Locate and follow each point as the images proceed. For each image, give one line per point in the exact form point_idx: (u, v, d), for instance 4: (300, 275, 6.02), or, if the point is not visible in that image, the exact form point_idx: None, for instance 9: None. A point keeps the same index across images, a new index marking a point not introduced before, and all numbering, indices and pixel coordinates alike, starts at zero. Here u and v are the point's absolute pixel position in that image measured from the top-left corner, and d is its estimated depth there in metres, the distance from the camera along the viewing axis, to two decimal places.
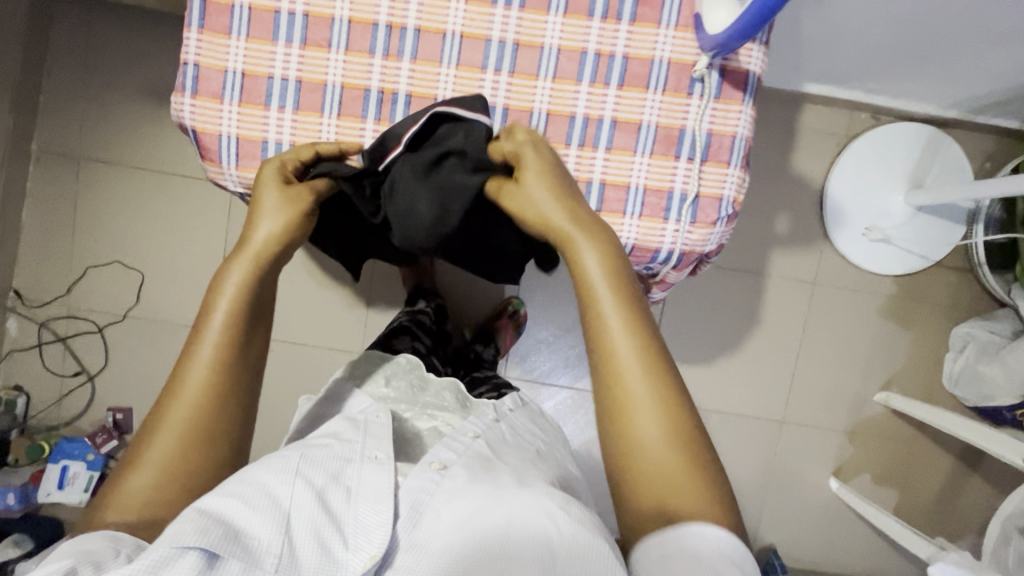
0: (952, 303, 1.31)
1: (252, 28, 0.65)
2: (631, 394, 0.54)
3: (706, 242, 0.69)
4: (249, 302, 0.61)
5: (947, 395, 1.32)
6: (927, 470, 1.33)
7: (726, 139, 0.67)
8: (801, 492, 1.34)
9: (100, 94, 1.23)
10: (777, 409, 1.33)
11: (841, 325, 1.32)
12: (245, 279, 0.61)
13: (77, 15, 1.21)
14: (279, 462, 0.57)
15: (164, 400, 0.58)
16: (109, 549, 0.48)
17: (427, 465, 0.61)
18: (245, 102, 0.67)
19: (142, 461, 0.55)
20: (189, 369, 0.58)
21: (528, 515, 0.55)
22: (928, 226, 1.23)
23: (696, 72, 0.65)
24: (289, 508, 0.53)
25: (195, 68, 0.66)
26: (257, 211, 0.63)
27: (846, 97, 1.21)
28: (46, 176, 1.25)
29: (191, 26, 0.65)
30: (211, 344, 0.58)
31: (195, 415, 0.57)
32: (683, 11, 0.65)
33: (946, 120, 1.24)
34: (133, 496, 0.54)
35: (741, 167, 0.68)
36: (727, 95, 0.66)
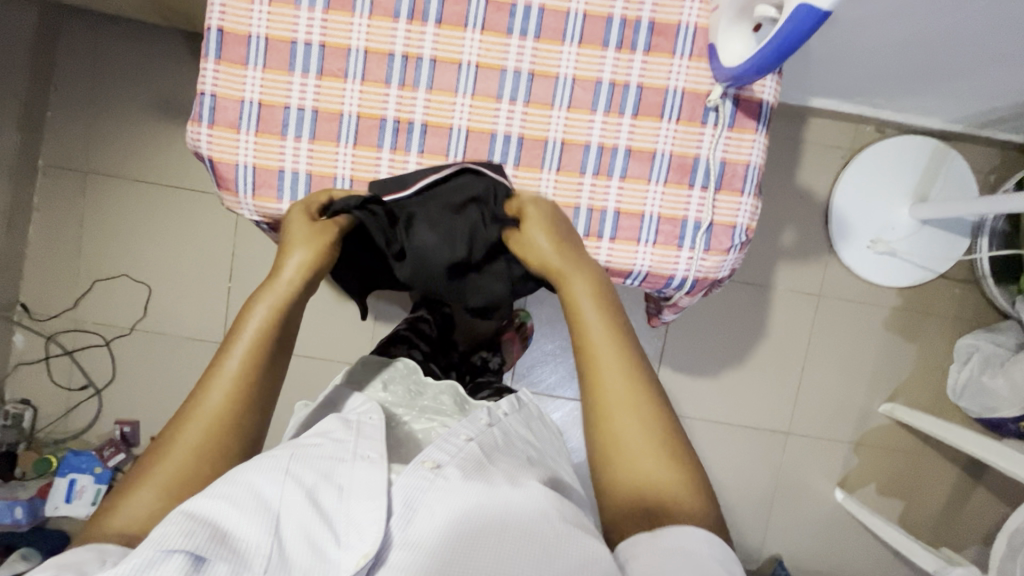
0: (957, 315, 1.32)
1: (269, 58, 0.66)
2: (619, 429, 0.57)
3: (719, 268, 0.69)
4: (276, 330, 0.62)
5: (952, 406, 1.32)
6: (931, 481, 1.34)
7: (740, 167, 0.68)
8: (807, 503, 1.35)
9: (108, 109, 1.23)
10: (783, 421, 1.34)
11: (846, 337, 1.33)
12: (270, 309, 0.62)
13: (86, 31, 1.21)
14: (269, 461, 0.58)
15: (181, 421, 0.58)
16: (95, 558, 0.48)
17: (421, 464, 0.60)
18: (262, 132, 0.67)
19: (149, 481, 0.55)
20: (209, 392, 0.59)
21: (526, 519, 0.55)
22: (932, 239, 1.24)
23: (711, 102, 0.65)
24: (278, 509, 0.54)
25: (213, 98, 0.66)
26: (287, 241, 0.64)
27: (852, 111, 1.22)
28: (53, 191, 1.25)
29: (208, 56, 0.66)
30: (234, 367, 0.60)
31: (210, 439, 0.57)
32: (697, 41, 0.66)
33: (951, 134, 1.24)
34: (135, 518, 0.53)
35: (754, 194, 0.69)
36: (740, 124, 0.67)
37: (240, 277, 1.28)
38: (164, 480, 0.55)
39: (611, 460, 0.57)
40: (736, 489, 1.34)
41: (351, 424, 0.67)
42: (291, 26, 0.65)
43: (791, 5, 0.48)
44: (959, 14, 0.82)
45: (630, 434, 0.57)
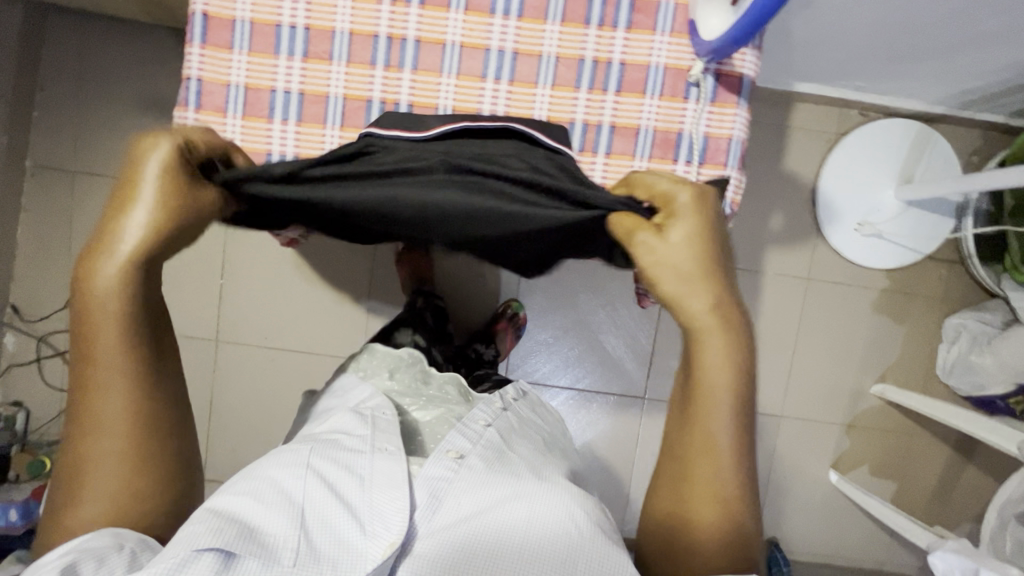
0: (944, 295, 1.33)
1: (254, 42, 0.66)
2: (701, 512, 0.55)
3: None
4: (134, 307, 0.54)
5: (941, 386, 1.34)
6: (922, 460, 1.36)
7: (722, 141, 0.68)
8: (802, 486, 1.36)
9: (95, 108, 1.23)
10: (776, 404, 1.35)
11: (835, 320, 1.34)
12: (121, 281, 0.53)
13: (70, 30, 1.21)
14: (291, 456, 0.61)
15: (85, 430, 0.54)
16: (113, 545, 0.50)
17: (444, 454, 0.63)
18: (248, 116, 0.67)
19: (89, 490, 0.54)
20: (105, 397, 0.54)
21: (548, 514, 0.57)
22: (918, 220, 1.26)
23: (692, 76, 0.66)
24: (301, 502, 0.56)
25: (198, 82, 0.67)
26: (134, 204, 0.53)
27: (836, 95, 1.23)
28: (40, 191, 1.25)
29: (192, 41, 0.66)
30: (107, 349, 0.53)
31: (130, 441, 0.55)
32: (677, 18, 0.66)
33: (933, 116, 1.26)
34: (83, 521, 0.54)
35: (738, 168, 0.70)
36: (722, 99, 0.68)
37: (234, 274, 1.29)
38: (94, 485, 0.54)
39: (673, 540, 0.55)
40: None
41: (366, 417, 0.71)
42: (275, 10, 0.66)
43: None
44: None
45: (699, 544, 0.54)
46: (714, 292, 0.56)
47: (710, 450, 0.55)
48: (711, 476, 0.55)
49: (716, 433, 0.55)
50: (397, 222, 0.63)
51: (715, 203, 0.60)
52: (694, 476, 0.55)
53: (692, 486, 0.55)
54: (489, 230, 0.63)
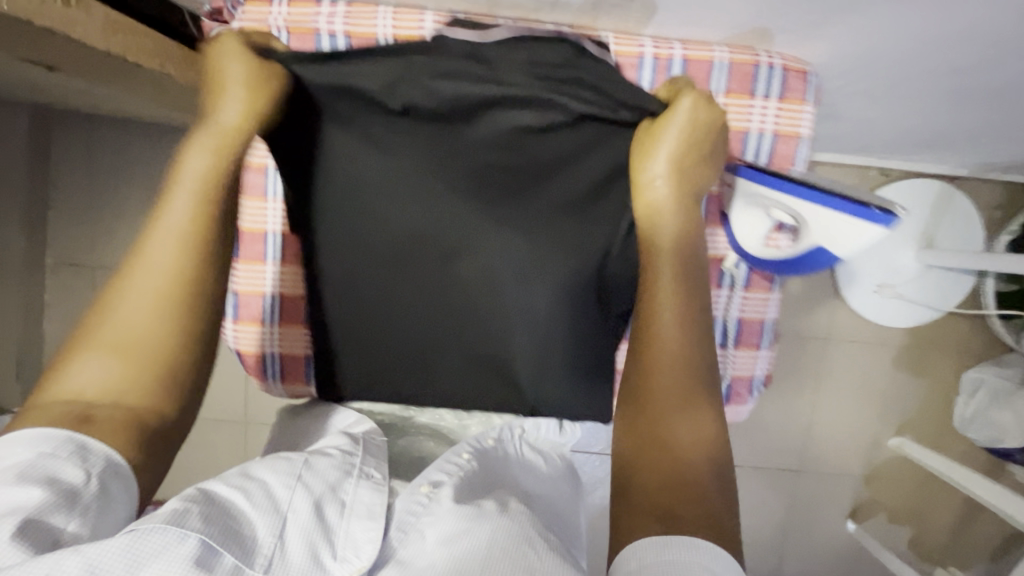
0: (962, 348, 1.34)
1: (284, 253, 0.81)
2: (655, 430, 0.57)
3: (752, 366, 0.84)
4: (214, 179, 0.63)
5: (959, 436, 1.35)
6: (939, 506, 1.38)
7: (755, 324, 0.83)
8: (820, 535, 1.40)
9: (110, 205, 1.23)
10: (794, 459, 1.38)
11: (853, 375, 1.36)
12: (207, 153, 0.63)
13: (78, 127, 1.21)
14: (284, 464, 0.57)
15: (118, 293, 0.59)
16: (79, 471, 0.49)
17: (417, 488, 0.59)
18: (284, 321, 0.83)
19: (98, 347, 0.56)
20: (157, 248, 0.60)
21: (507, 535, 0.51)
22: (938, 280, 1.25)
23: (727, 267, 0.80)
24: (286, 510, 0.52)
25: (237, 296, 0.82)
26: (219, 89, 0.64)
27: (856, 160, 1.21)
28: (64, 288, 1.26)
29: (233, 258, 0.82)
30: (184, 204, 0.62)
31: (158, 319, 0.59)
32: (712, 209, 0.80)
33: (956, 175, 1.24)
34: (84, 391, 0.54)
35: (770, 347, 0.84)
36: (756, 285, 0.81)
37: None
38: (103, 350, 0.56)
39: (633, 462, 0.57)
40: (751, 526, 1.39)
41: (358, 441, 0.67)
42: (312, 17, 0.73)
43: (805, 245, 0.70)
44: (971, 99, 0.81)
45: (648, 465, 0.55)
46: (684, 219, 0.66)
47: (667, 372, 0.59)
48: (666, 389, 0.59)
49: (674, 317, 0.61)
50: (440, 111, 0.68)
51: (716, 108, 0.67)
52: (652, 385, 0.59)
53: (653, 412, 0.58)
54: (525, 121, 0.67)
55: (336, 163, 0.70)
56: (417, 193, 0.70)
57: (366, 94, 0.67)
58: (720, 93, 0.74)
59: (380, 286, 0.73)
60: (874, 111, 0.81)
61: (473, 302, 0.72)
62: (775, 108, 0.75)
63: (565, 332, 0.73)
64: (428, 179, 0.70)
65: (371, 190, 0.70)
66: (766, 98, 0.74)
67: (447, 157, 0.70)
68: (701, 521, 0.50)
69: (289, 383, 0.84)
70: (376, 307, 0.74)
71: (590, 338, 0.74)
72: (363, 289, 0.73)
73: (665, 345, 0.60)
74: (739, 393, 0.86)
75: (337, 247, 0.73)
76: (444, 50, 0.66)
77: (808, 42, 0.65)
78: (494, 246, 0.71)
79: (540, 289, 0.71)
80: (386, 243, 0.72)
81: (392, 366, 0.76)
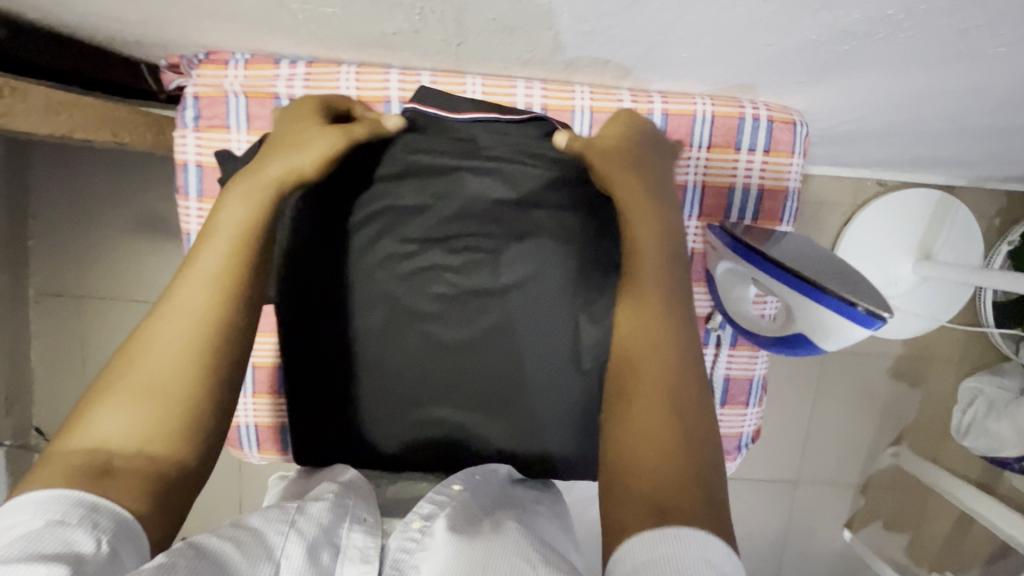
0: (960, 357, 1.33)
1: None
2: (645, 406, 0.51)
3: (740, 424, 0.81)
4: (252, 236, 0.58)
5: (956, 445, 1.35)
6: (935, 514, 1.38)
7: (744, 383, 0.79)
8: (816, 544, 1.40)
9: (92, 234, 1.21)
10: (792, 470, 1.37)
11: (851, 387, 1.34)
12: (247, 203, 0.58)
13: (52, 155, 1.17)
14: (274, 511, 0.52)
15: (140, 340, 0.53)
16: (88, 539, 0.42)
17: (409, 523, 0.54)
18: (257, 392, 0.82)
19: (116, 391, 0.50)
20: (190, 290, 0.55)
21: (509, 564, 0.47)
22: (935, 290, 1.22)
23: (712, 328, 0.76)
24: (280, 556, 0.48)
25: None
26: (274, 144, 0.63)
27: (853, 171, 1.19)
28: (49, 318, 1.24)
29: None
30: (219, 247, 0.56)
31: (183, 375, 0.52)
32: (695, 267, 0.76)
33: (954, 184, 1.21)
34: (102, 436, 0.49)
35: (758, 404, 0.81)
36: (742, 344, 0.78)
37: None
38: (130, 393, 0.50)
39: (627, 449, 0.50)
40: (750, 537, 1.39)
41: (346, 483, 0.61)
42: (270, 81, 0.69)
43: (792, 329, 0.63)
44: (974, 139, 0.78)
45: (642, 446, 0.49)
46: (659, 227, 0.60)
47: (650, 344, 0.54)
48: (655, 372, 0.52)
49: (651, 302, 0.56)
50: (418, 174, 0.70)
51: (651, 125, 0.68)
52: (639, 372, 0.53)
53: (641, 391, 0.52)
54: (506, 191, 0.70)
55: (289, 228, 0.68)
56: (392, 264, 0.70)
57: (347, 165, 0.70)
58: (702, 147, 0.72)
59: (351, 349, 0.70)
60: (866, 141, 0.78)
61: (451, 362, 0.69)
62: (761, 162, 0.73)
63: (553, 390, 0.69)
64: (397, 240, 0.70)
65: (341, 251, 0.70)
66: (752, 151, 0.72)
67: (422, 227, 0.70)
68: (697, 510, 0.44)
69: (266, 452, 0.85)
70: (349, 389, 0.70)
71: (578, 403, 0.69)
72: (334, 355, 0.70)
73: (638, 321, 0.56)
74: (726, 449, 0.82)
75: (311, 313, 0.70)
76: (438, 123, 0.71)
77: (794, 94, 0.63)
78: (470, 302, 0.69)
79: (520, 344, 0.69)
80: (360, 319, 0.70)
81: (371, 437, 0.71)
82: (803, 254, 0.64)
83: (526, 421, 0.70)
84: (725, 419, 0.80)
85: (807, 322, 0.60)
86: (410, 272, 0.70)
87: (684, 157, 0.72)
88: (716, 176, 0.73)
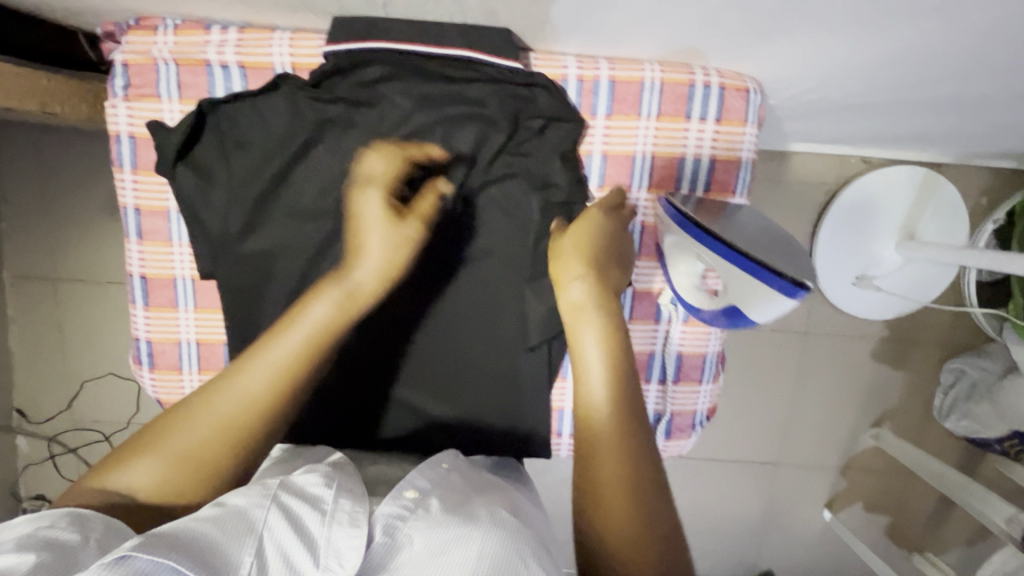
0: (944, 339, 1.32)
1: (199, 298, 0.74)
2: (612, 487, 0.56)
3: (694, 400, 0.79)
4: (327, 332, 0.59)
5: (938, 428, 1.34)
6: (916, 497, 1.38)
7: (697, 359, 0.78)
8: (796, 525, 1.40)
9: (66, 216, 1.20)
10: (774, 451, 1.36)
11: (834, 369, 1.33)
12: (332, 303, 0.60)
13: (23, 136, 1.16)
14: (257, 486, 0.51)
15: (192, 407, 0.55)
16: (77, 537, 0.45)
17: (400, 495, 0.55)
18: (204, 369, 0.76)
19: (158, 448, 0.52)
20: (250, 376, 0.56)
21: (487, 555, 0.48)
22: (920, 272, 1.20)
23: (662, 303, 0.75)
24: (262, 528, 0.47)
25: (149, 343, 0.75)
26: (356, 239, 0.63)
27: (836, 149, 1.16)
28: (26, 300, 1.24)
29: (137, 304, 0.74)
30: (291, 340, 0.57)
31: (223, 454, 0.54)
32: (644, 242, 0.74)
33: (940, 162, 1.19)
34: (133, 484, 0.51)
35: (712, 380, 0.79)
36: (694, 320, 0.76)
37: None
38: (172, 453, 0.52)
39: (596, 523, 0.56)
40: (729, 518, 1.39)
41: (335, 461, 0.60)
42: (201, 47, 0.67)
43: (724, 302, 0.64)
44: (951, 115, 0.76)
45: (614, 523, 0.55)
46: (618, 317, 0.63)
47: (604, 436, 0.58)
48: (614, 459, 0.57)
49: (599, 379, 0.60)
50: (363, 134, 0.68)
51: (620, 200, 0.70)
52: (598, 460, 0.57)
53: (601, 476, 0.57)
54: (454, 156, 0.69)
55: (216, 209, 0.69)
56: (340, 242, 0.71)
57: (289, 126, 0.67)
58: (652, 116, 0.70)
59: None
60: (837, 114, 0.76)
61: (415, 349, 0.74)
62: (712, 131, 0.71)
63: (498, 359, 0.74)
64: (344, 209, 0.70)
65: (285, 221, 0.70)
66: (703, 120, 0.70)
67: None
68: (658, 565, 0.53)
69: None
70: None
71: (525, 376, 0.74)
72: None
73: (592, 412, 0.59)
74: (681, 427, 0.81)
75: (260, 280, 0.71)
76: (380, 74, 0.66)
77: (749, 59, 0.61)
78: (443, 333, 0.73)
79: (472, 318, 0.73)
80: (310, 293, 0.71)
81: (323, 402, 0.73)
82: (749, 228, 0.63)
83: (480, 401, 0.74)
84: (678, 395, 0.79)
85: (738, 296, 0.60)
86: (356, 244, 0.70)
87: (633, 126, 0.70)
88: (666, 146, 0.71)
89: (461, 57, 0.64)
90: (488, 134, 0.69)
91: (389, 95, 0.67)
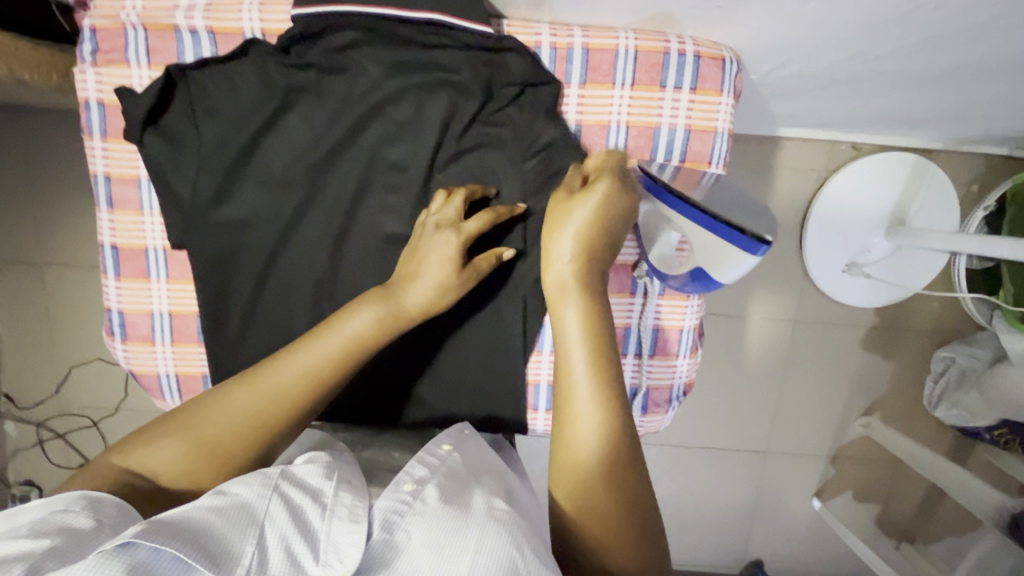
0: (934, 327, 1.31)
1: (171, 269, 0.74)
2: (595, 488, 0.55)
3: (671, 374, 0.79)
4: (357, 346, 0.60)
5: (928, 416, 1.34)
6: (905, 485, 1.39)
7: (674, 332, 0.77)
8: (785, 514, 1.40)
9: (51, 200, 1.19)
10: (764, 440, 1.36)
11: (824, 357, 1.32)
12: (368, 321, 0.61)
13: (6, 119, 1.15)
14: (258, 476, 0.49)
15: (218, 395, 0.56)
16: (89, 521, 0.44)
17: (398, 487, 0.53)
18: (177, 341, 0.75)
19: (182, 432, 0.54)
20: (278, 373, 0.57)
21: (493, 543, 0.46)
22: (910, 259, 1.20)
23: (637, 276, 0.75)
24: (263, 518, 0.46)
25: (121, 314, 0.75)
26: (416, 268, 0.65)
27: (826, 134, 1.16)
28: (11, 284, 1.24)
29: (109, 274, 0.74)
30: (319, 348, 0.59)
31: (243, 445, 0.55)
32: None
33: (931, 148, 1.18)
34: (152, 466, 0.52)
35: (689, 355, 0.79)
36: (669, 293, 0.76)
37: None
38: (195, 439, 0.53)
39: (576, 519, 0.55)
40: (718, 507, 1.39)
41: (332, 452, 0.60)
42: (168, 12, 0.66)
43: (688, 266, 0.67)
44: (935, 92, 0.75)
45: (594, 525, 0.54)
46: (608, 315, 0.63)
47: (587, 436, 0.57)
48: (596, 457, 0.57)
49: (585, 378, 0.59)
50: (333, 102, 0.68)
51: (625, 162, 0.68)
52: (579, 456, 0.57)
53: (583, 473, 0.56)
54: (425, 123, 0.69)
55: (187, 177, 0.68)
56: (311, 209, 0.71)
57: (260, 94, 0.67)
58: (626, 85, 0.70)
59: (279, 296, 0.72)
60: (820, 90, 0.76)
61: None
62: (688, 100, 0.70)
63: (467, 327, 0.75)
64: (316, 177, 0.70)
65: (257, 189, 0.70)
66: (678, 88, 0.70)
67: (341, 170, 0.70)
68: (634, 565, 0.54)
69: None
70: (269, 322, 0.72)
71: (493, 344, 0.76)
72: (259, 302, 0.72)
73: (577, 413, 0.58)
74: (658, 402, 0.81)
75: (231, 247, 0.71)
76: (348, 40, 0.66)
77: (725, 26, 0.61)
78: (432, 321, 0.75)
79: None
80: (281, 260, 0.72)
81: None
82: (720, 196, 0.64)
83: (452, 370, 0.76)
84: (654, 370, 0.79)
85: (703, 255, 0.63)
86: (326, 210, 0.71)
87: (607, 94, 0.70)
88: (641, 115, 0.71)
89: (429, 20, 0.64)
90: (459, 101, 0.68)
91: (359, 60, 0.67)
